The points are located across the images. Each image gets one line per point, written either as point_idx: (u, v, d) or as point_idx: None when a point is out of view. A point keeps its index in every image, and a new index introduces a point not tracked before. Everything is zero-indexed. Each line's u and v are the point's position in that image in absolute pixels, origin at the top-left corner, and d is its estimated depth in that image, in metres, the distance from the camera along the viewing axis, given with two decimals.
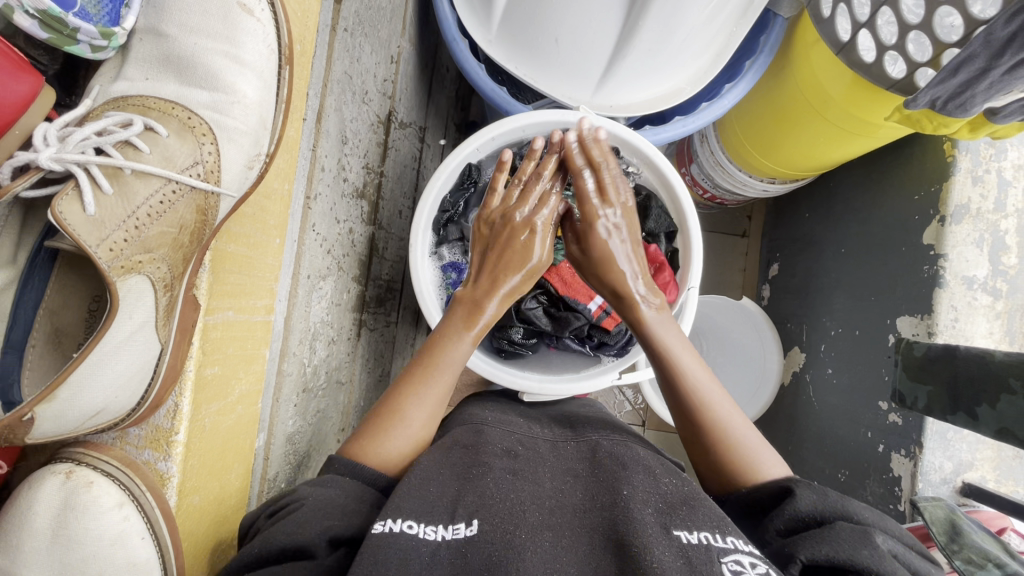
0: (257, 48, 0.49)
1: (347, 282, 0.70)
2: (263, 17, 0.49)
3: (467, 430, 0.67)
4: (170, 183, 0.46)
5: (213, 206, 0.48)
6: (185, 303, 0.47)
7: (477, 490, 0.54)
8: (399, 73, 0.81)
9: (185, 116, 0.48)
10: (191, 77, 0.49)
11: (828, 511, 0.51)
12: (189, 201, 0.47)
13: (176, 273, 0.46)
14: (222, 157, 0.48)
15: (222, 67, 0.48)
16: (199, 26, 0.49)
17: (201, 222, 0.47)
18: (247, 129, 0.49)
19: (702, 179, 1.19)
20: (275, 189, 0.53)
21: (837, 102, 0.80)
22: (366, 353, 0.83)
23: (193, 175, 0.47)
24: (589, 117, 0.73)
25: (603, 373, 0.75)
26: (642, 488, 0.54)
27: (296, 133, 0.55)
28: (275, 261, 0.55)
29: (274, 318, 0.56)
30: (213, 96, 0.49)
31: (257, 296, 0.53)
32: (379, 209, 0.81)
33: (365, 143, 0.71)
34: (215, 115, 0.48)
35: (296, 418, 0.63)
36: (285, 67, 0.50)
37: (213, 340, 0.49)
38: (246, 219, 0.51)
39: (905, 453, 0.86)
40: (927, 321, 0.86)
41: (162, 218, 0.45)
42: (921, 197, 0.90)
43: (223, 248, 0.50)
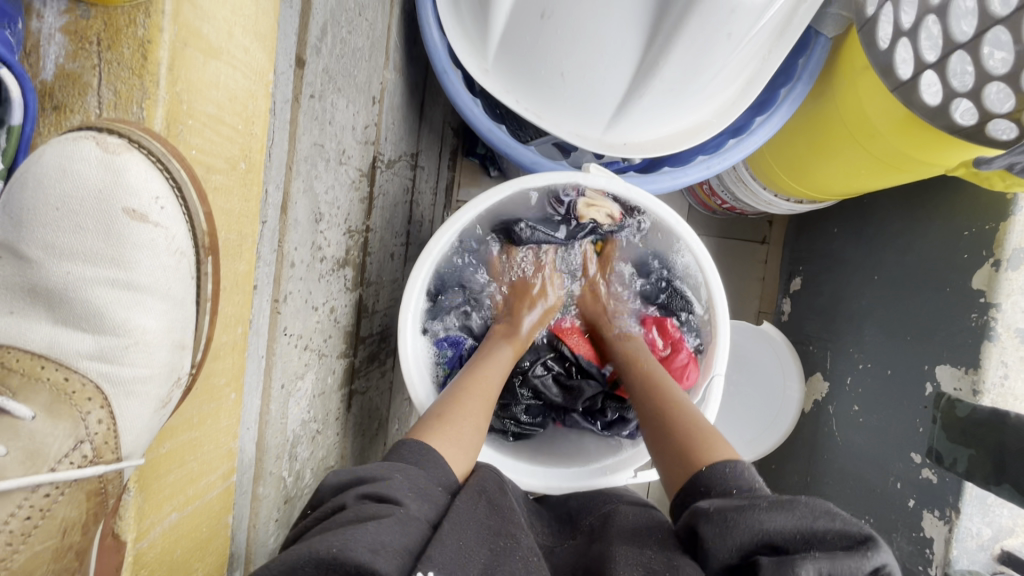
0: (155, 262, 0.40)
1: (332, 363, 0.64)
2: (162, 218, 0.40)
3: (491, 476, 0.56)
4: (41, 486, 0.37)
5: (111, 480, 0.40)
6: (103, 548, 0.41)
7: (507, 568, 0.45)
8: (383, 112, 0.71)
9: (61, 377, 0.40)
10: (68, 316, 0.40)
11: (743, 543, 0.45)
12: (73, 494, 0.38)
13: (69, 573, 0.39)
14: (118, 418, 0.40)
15: (110, 302, 0.40)
16: (73, 247, 0.40)
17: (98, 504, 0.39)
18: (152, 369, 0.41)
19: (721, 191, 1.07)
20: (223, 342, 0.46)
21: (884, 136, 0.70)
22: (359, 418, 0.77)
23: (74, 461, 0.39)
24: (601, 179, 0.63)
25: (617, 471, 0.68)
26: (644, 568, 0.47)
27: (249, 263, 0.47)
28: (229, 421, 0.49)
29: (235, 479, 0.51)
30: (98, 342, 0.40)
31: (208, 475, 0.48)
32: (367, 267, 0.73)
33: (346, 208, 0.62)
34: (104, 366, 0.40)
35: (279, 530, 0.59)
36: (206, 258, 0.42)
37: (150, 560, 0.44)
38: (187, 407, 0.45)
39: (940, 516, 0.80)
40: (973, 376, 0.78)
41: (33, 533, 0.37)
42: (972, 233, 0.81)
43: (157, 451, 0.44)
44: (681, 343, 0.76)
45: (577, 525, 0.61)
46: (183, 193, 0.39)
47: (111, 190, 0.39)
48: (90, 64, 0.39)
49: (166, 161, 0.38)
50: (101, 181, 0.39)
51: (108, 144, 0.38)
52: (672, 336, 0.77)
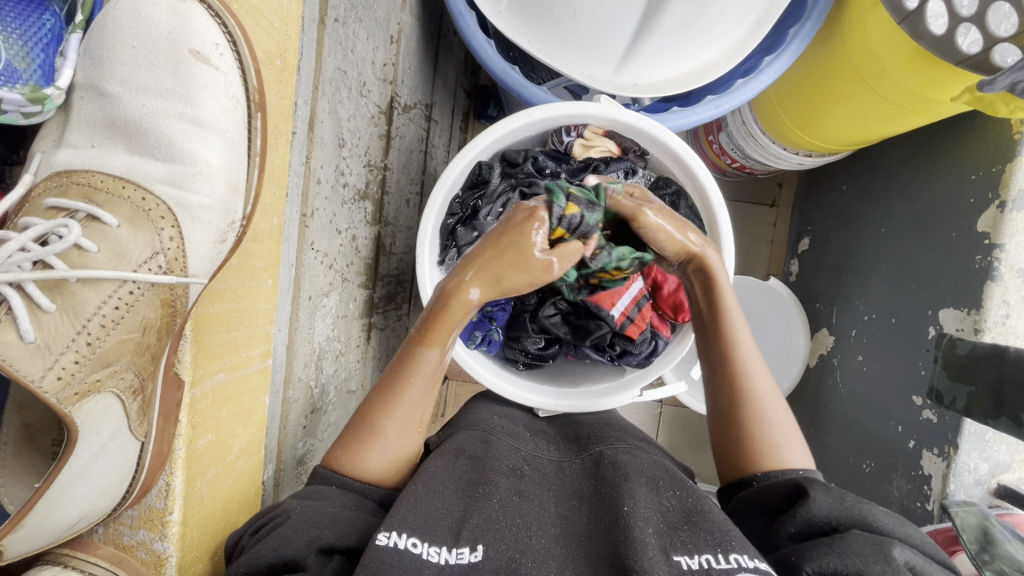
0: (218, 103, 0.43)
1: (353, 290, 0.67)
2: (222, 64, 0.43)
3: (473, 435, 0.63)
4: (127, 284, 0.41)
5: (180, 296, 0.44)
6: (167, 385, 0.45)
7: (482, 511, 0.52)
8: (400, 53, 0.73)
9: (139, 197, 0.43)
10: (143, 146, 0.43)
11: (843, 516, 0.48)
12: (151, 298, 0.42)
13: (145, 376, 0.43)
14: (186, 241, 0.44)
15: (179, 133, 0.43)
16: (146, 83, 0.43)
17: (169, 315, 0.43)
18: (214, 202, 0.44)
19: (731, 149, 1.08)
20: (261, 229, 0.49)
21: (892, 75, 0.71)
22: (377, 352, 0.81)
23: (152, 268, 0.42)
24: (611, 110, 0.66)
25: (623, 389, 0.72)
26: (644, 504, 0.52)
27: (284, 158, 0.50)
28: (267, 303, 0.52)
29: (271, 361, 0.54)
30: (170, 169, 0.43)
31: (250, 347, 0.51)
32: (385, 206, 0.76)
33: (366, 140, 0.65)
34: (175, 191, 0.43)
35: (305, 439, 0.63)
36: (255, 116, 0.45)
37: (204, 410, 0.48)
38: (232, 274, 0.48)
39: (938, 453, 0.83)
40: (975, 316, 0.80)
41: (120, 325, 0.41)
42: (979, 177, 0.82)
43: (207, 311, 0.47)
44: None
45: (582, 446, 0.65)
46: (236, 45, 0.44)
47: (180, 32, 0.43)
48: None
49: (227, 19, 0.43)
50: (171, 25, 0.43)
51: None
52: None
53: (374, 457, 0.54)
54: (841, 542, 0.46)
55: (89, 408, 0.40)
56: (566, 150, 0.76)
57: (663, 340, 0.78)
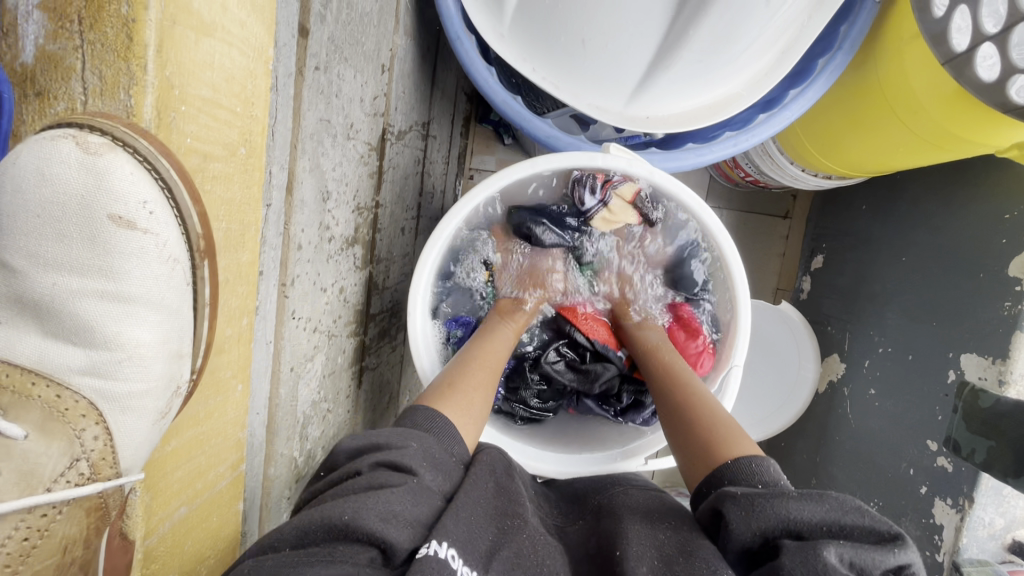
0: (146, 273, 0.38)
1: (341, 343, 0.63)
2: (151, 224, 0.37)
3: (500, 459, 0.57)
4: (41, 505, 0.36)
5: (112, 495, 0.39)
6: (112, 550, 0.40)
7: (513, 543, 0.47)
8: (392, 81, 0.67)
9: (52, 395, 0.38)
10: (57, 329, 0.38)
11: (765, 527, 0.45)
12: (72, 511, 0.37)
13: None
14: (116, 436, 0.39)
15: (103, 315, 0.38)
16: (59, 258, 0.37)
17: (99, 514, 0.39)
18: (149, 383, 0.40)
19: (744, 163, 1.02)
20: (227, 335, 0.45)
21: (930, 115, 0.65)
22: (369, 395, 0.77)
23: (69, 481, 0.37)
24: (621, 161, 0.59)
25: (629, 457, 0.67)
26: (637, 541, 0.49)
27: (253, 253, 0.45)
28: (235, 412, 0.48)
29: (241, 469, 0.51)
30: (91, 357, 0.38)
31: (217, 465, 0.48)
32: (376, 244, 0.71)
33: (354, 185, 0.60)
34: (102, 383, 0.39)
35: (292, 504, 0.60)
36: (200, 263, 0.40)
37: (160, 554, 0.44)
38: (197, 401, 0.44)
39: (952, 504, 0.80)
40: (1000, 366, 0.76)
41: (31, 555, 0.35)
42: (1014, 217, 0.77)
43: (162, 451, 0.43)
44: (699, 330, 0.74)
45: (586, 504, 0.61)
46: (174, 194, 0.37)
47: (94, 195, 0.36)
48: (72, 44, 0.36)
49: (156, 162, 0.36)
50: (83, 185, 0.36)
51: (87, 144, 0.35)
52: (692, 324, 0.74)
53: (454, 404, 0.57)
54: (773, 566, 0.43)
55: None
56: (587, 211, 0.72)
57: None
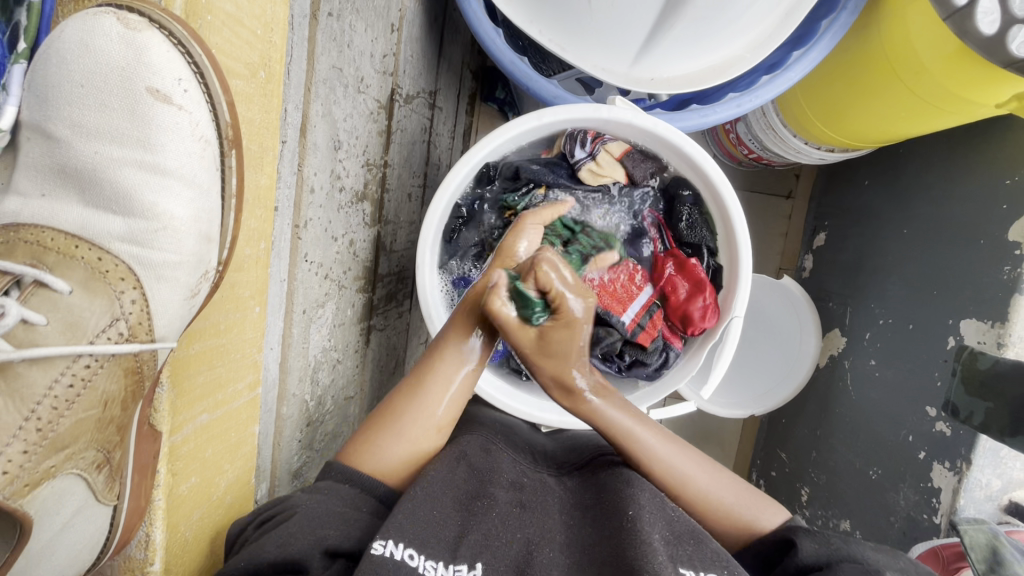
0: (182, 148, 0.40)
1: (350, 296, 0.64)
2: (187, 102, 0.39)
3: (476, 439, 0.60)
4: (81, 357, 0.39)
5: (147, 362, 0.41)
6: (141, 437, 0.43)
7: (480, 526, 0.51)
8: (402, 42, 0.69)
9: (94, 257, 0.40)
10: (97, 197, 0.40)
11: (831, 556, 0.50)
12: (112, 368, 0.40)
13: (110, 448, 0.41)
14: (151, 299, 0.41)
15: (138, 183, 0.39)
16: (100, 126, 0.39)
17: (136, 381, 0.41)
18: (182, 257, 0.41)
19: (748, 140, 1.02)
20: (246, 255, 0.46)
21: (932, 75, 0.66)
22: (377, 355, 0.79)
23: (110, 338, 0.40)
24: (626, 112, 0.62)
25: None
26: (649, 509, 0.52)
27: (270, 176, 0.47)
28: (254, 332, 0.50)
29: (259, 390, 0.53)
30: (129, 224, 0.40)
31: (236, 380, 0.49)
32: (384, 204, 0.73)
33: (364, 139, 0.61)
34: (137, 250, 0.40)
35: (302, 450, 0.62)
36: (229, 154, 0.42)
37: (184, 455, 0.47)
38: (216, 308, 0.45)
39: (950, 467, 0.81)
40: (999, 330, 0.77)
41: (74, 404, 0.39)
42: (1014, 182, 0.78)
43: (186, 353, 0.45)
44: (703, 284, 0.70)
45: (582, 454, 0.63)
46: (205, 77, 0.39)
47: (133, 67, 0.38)
48: None
49: (191, 48, 0.38)
50: (123, 58, 0.38)
51: (129, 22, 0.38)
52: (695, 277, 0.71)
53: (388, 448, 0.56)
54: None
55: (43, 496, 0.37)
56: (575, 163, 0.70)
57: (675, 352, 0.73)
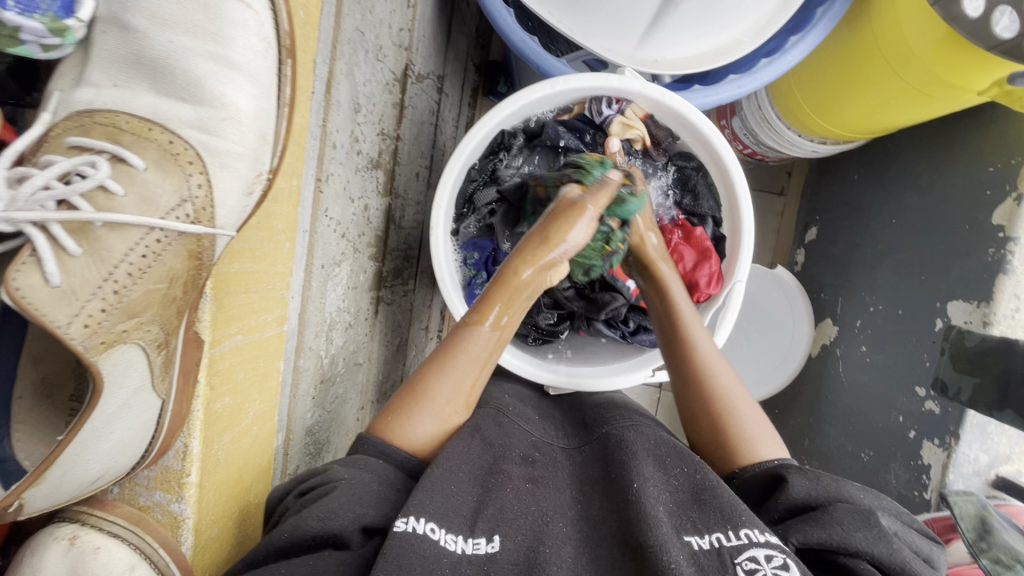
0: (249, 44, 0.43)
1: (364, 262, 0.66)
2: (255, 3, 0.43)
3: (488, 415, 0.61)
4: (154, 232, 0.41)
5: (207, 248, 0.43)
6: (186, 344, 0.44)
7: (497, 502, 0.51)
8: (416, 19, 0.71)
9: (167, 140, 0.42)
10: (170, 87, 0.43)
11: (822, 495, 0.49)
12: (178, 248, 0.42)
13: (169, 330, 0.43)
14: (214, 189, 0.43)
15: (206, 73, 0.42)
16: (174, 18, 0.42)
17: (195, 268, 0.43)
18: (243, 150, 0.44)
19: (744, 135, 1.05)
20: (281, 189, 0.48)
21: (921, 60, 0.70)
22: (384, 327, 0.80)
23: (180, 217, 0.42)
24: (636, 82, 0.64)
25: (634, 371, 0.71)
26: (654, 482, 0.52)
27: (303, 117, 0.49)
28: (285, 267, 0.51)
29: (286, 327, 0.54)
30: (199, 112, 0.43)
31: (268, 310, 0.50)
32: (396, 177, 0.74)
33: (380, 108, 0.63)
34: (204, 136, 0.43)
35: (314, 410, 0.63)
36: (286, 62, 0.45)
37: (222, 372, 0.47)
38: (251, 233, 0.47)
39: (939, 443, 0.83)
40: (984, 309, 0.81)
41: (146, 274, 0.41)
42: (997, 169, 0.82)
43: (226, 270, 0.46)
44: (708, 252, 0.73)
45: (591, 429, 0.64)
46: None
47: None
48: None
49: None
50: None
51: None
52: (700, 245, 0.73)
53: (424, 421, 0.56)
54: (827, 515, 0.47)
55: (114, 358, 0.40)
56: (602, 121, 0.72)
57: None
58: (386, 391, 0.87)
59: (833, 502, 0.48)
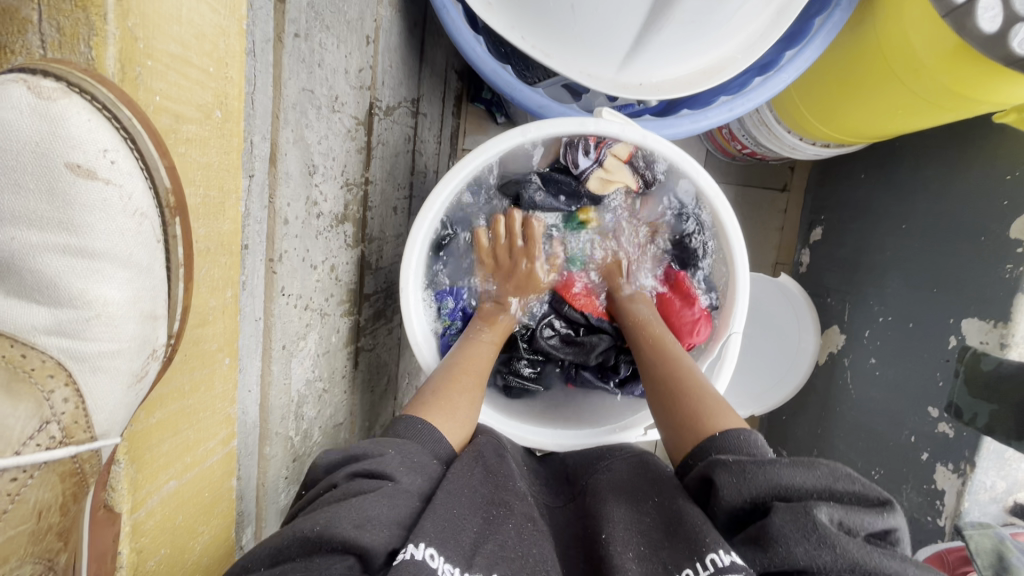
0: (113, 227, 0.38)
1: (335, 323, 0.62)
2: (114, 175, 0.37)
3: (490, 444, 0.59)
4: (17, 468, 0.35)
5: (92, 457, 0.39)
6: (97, 524, 0.41)
7: (499, 536, 0.48)
8: (378, 53, 0.65)
9: (18, 354, 0.37)
10: (17, 286, 0.38)
11: (754, 494, 0.45)
12: (47, 475, 0.37)
13: (53, 554, 0.38)
14: (87, 396, 0.39)
15: (65, 270, 0.38)
16: (23, 211, 0.37)
17: (78, 480, 0.39)
18: (120, 345, 0.40)
19: (741, 135, 0.99)
20: (211, 306, 0.45)
21: (931, 73, 0.64)
22: (367, 377, 0.77)
23: (43, 441, 0.37)
24: (614, 125, 0.58)
25: (627, 429, 0.66)
26: (620, 526, 0.50)
27: (234, 223, 0.45)
28: (224, 387, 0.48)
29: (234, 445, 0.51)
30: (56, 314, 0.38)
31: (205, 441, 0.48)
32: (368, 222, 0.70)
33: (341, 160, 0.58)
34: (69, 343, 0.38)
35: (289, 486, 0.60)
36: (172, 220, 0.39)
37: (149, 530, 0.45)
38: (177, 372, 0.44)
39: (953, 469, 0.80)
40: (1001, 329, 0.76)
41: (6, 519, 0.35)
42: (1015, 177, 0.76)
43: (143, 427, 0.43)
44: (694, 297, 0.72)
45: (573, 482, 0.62)
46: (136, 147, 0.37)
47: (52, 141, 0.35)
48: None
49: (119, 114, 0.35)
50: (37, 134, 0.35)
51: (41, 88, 0.34)
52: (688, 291, 0.73)
53: (444, 418, 0.57)
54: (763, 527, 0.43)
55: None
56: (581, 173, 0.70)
57: None
58: (376, 434, 0.85)
59: (771, 504, 0.44)
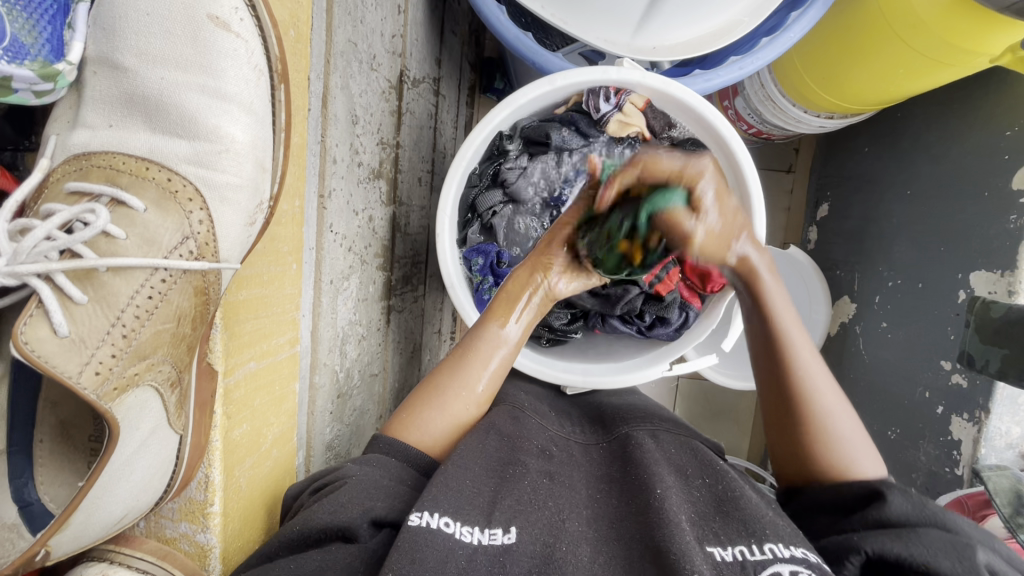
0: (241, 73, 0.43)
1: (372, 273, 0.66)
2: (243, 30, 0.43)
3: (505, 411, 0.60)
4: (160, 271, 0.41)
5: (213, 282, 0.44)
6: (201, 376, 0.45)
7: (514, 493, 0.49)
8: (408, 23, 0.70)
9: (164, 177, 0.42)
10: (165, 124, 0.43)
11: (919, 517, 0.45)
12: (184, 285, 0.42)
13: (182, 368, 0.43)
14: (217, 225, 0.44)
15: (199, 107, 0.43)
16: (166, 55, 0.43)
17: (203, 302, 0.43)
18: (242, 181, 0.44)
19: (749, 115, 1.02)
20: (284, 211, 0.49)
21: (929, 28, 0.68)
22: (398, 336, 0.80)
23: (184, 254, 0.42)
24: (635, 73, 0.63)
25: (653, 364, 0.71)
26: (675, 490, 0.50)
27: (301, 137, 0.49)
28: (293, 288, 0.52)
29: (299, 348, 0.55)
30: (194, 146, 0.43)
31: (279, 334, 0.52)
32: (398, 185, 0.74)
33: (378, 117, 0.62)
34: (201, 171, 0.43)
35: (333, 424, 0.64)
36: (279, 86, 0.45)
37: (237, 400, 0.49)
38: (258, 260, 0.48)
39: (969, 418, 0.82)
40: (1009, 278, 0.79)
41: (154, 316, 0.41)
42: (1014, 133, 0.80)
43: (234, 298, 0.47)
44: None
45: (609, 428, 0.64)
46: (258, 15, 0.43)
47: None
48: None
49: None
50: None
51: None
52: None
53: (436, 417, 0.56)
54: (913, 534, 0.44)
55: (129, 403, 0.40)
56: (601, 118, 0.71)
57: (694, 312, 0.76)
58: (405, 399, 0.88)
59: (927, 526, 0.44)
